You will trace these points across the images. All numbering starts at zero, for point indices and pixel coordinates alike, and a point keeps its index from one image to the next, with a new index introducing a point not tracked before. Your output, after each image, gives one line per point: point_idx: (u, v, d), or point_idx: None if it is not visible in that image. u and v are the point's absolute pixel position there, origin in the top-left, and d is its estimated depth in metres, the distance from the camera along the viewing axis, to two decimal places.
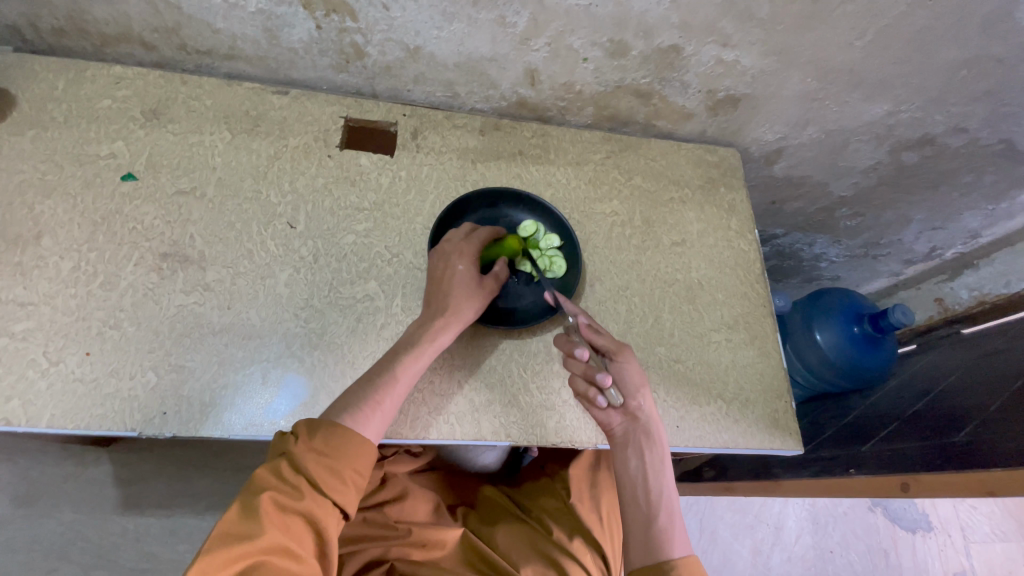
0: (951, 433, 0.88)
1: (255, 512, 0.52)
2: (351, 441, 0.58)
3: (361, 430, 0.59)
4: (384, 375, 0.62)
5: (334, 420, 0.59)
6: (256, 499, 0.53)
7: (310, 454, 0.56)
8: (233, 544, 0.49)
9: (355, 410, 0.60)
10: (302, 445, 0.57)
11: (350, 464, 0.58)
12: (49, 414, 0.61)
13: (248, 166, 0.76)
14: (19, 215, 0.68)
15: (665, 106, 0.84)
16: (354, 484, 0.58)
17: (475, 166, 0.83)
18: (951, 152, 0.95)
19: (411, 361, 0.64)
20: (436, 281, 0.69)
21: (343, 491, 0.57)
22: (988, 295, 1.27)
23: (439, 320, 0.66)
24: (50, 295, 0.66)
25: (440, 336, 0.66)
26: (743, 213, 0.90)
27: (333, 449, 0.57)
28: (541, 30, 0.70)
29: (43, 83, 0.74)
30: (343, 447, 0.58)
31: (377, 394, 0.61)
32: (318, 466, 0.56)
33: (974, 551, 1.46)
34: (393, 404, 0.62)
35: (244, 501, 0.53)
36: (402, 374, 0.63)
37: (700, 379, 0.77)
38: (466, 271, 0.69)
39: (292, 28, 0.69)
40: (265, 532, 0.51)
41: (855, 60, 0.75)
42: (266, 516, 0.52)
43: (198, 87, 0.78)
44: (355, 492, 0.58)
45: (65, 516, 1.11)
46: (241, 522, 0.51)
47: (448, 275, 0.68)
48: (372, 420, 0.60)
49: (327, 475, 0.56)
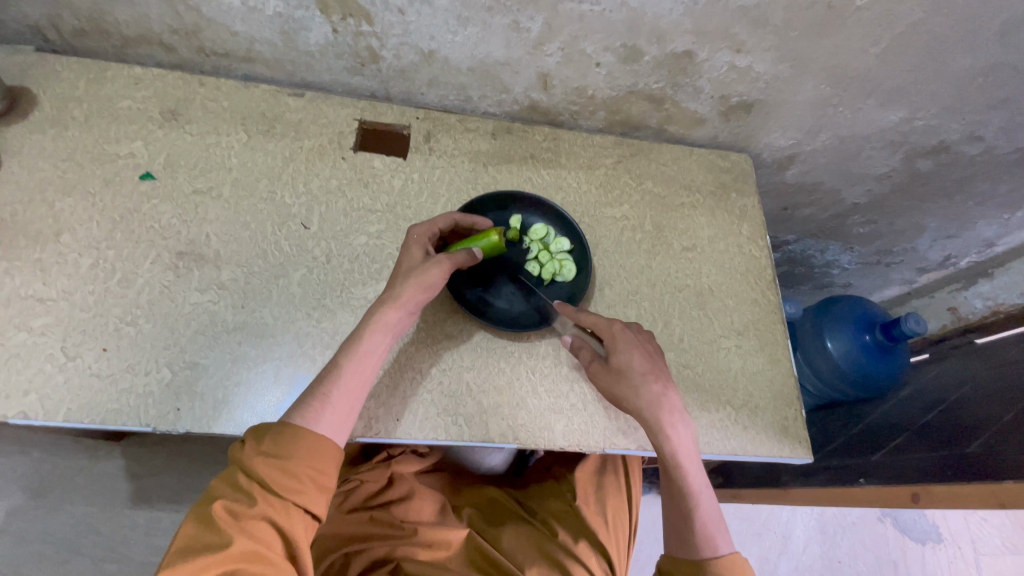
0: (964, 444, 0.87)
1: (207, 522, 0.52)
2: (299, 438, 0.57)
3: (311, 425, 0.58)
4: (330, 366, 0.62)
5: (284, 419, 0.59)
6: (207, 511, 0.53)
7: (258, 457, 0.55)
8: (184, 557, 0.49)
9: (303, 404, 0.59)
10: (251, 451, 0.56)
11: (303, 463, 0.56)
12: (65, 409, 0.62)
13: (264, 167, 0.77)
14: (39, 212, 0.70)
15: (677, 112, 0.85)
16: (312, 482, 0.56)
17: (487, 169, 0.83)
18: (967, 160, 0.94)
19: (353, 347, 0.63)
20: (394, 267, 0.69)
21: (300, 491, 0.55)
22: (1002, 304, 1.26)
23: (381, 303, 0.65)
24: (69, 291, 0.67)
25: (383, 318, 0.64)
26: (755, 219, 0.90)
27: (282, 449, 0.56)
28: (554, 35, 0.70)
29: (65, 83, 0.75)
30: (294, 445, 0.56)
31: (323, 387, 0.60)
32: (268, 469, 0.55)
33: (984, 563, 1.44)
34: (340, 397, 0.60)
35: (198, 514, 0.53)
36: (346, 361, 0.62)
37: (710, 385, 0.77)
38: (417, 253, 0.68)
39: (310, 31, 0.70)
40: (218, 540, 0.50)
41: (870, 66, 0.75)
42: (219, 525, 0.51)
43: (215, 88, 0.79)
44: (315, 490, 0.56)
45: (78, 509, 1.13)
46: (198, 532, 0.51)
47: (402, 258, 0.68)
48: (318, 413, 0.59)
49: (280, 477, 0.55)
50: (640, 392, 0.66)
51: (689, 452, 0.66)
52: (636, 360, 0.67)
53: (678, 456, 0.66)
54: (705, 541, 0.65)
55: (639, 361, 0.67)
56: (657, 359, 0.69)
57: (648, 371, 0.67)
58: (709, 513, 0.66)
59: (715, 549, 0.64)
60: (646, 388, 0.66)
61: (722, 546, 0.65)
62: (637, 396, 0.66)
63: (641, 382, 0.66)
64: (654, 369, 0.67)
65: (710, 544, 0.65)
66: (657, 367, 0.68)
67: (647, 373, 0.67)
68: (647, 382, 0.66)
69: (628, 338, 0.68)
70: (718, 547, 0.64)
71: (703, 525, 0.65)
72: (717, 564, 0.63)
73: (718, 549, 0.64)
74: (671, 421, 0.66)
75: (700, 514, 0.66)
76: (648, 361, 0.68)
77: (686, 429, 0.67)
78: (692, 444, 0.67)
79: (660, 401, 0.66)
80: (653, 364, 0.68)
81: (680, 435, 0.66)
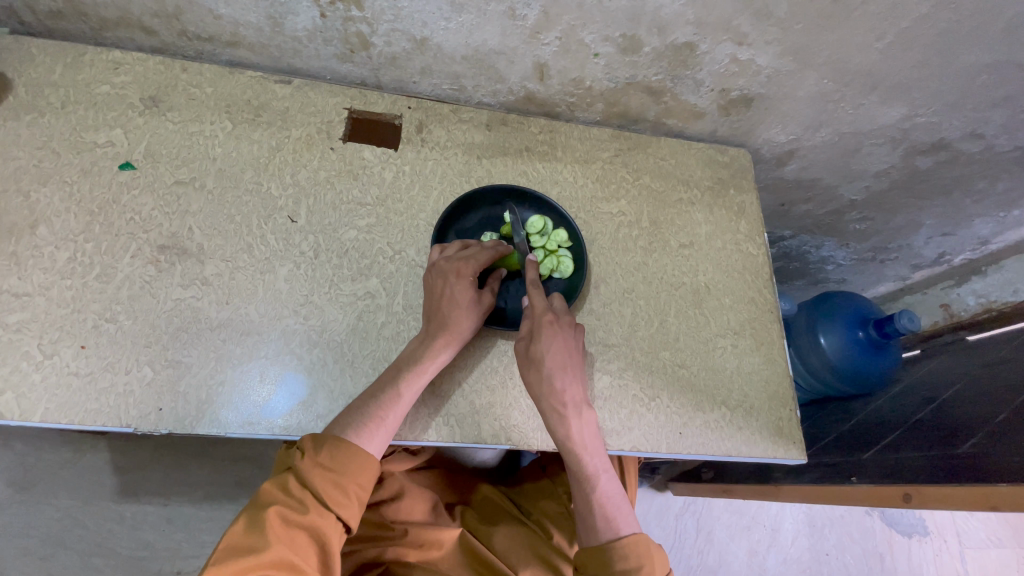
0: (955, 444, 0.87)
1: (260, 525, 0.53)
2: (354, 455, 0.59)
3: (364, 445, 0.60)
4: (386, 391, 0.62)
5: (338, 434, 0.60)
6: (263, 514, 0.54)
7: (316, 470, 0.58)
8: (240, 558, 0.51)
9: (359, 424, 0.60)
10: (309, 460, 0.58)
11: (354, 480, 0.59)
12: (42, 408, 0.60)
13: (249, 157, 0.74)
14: (14, 203, 0.67)
15: (676, 105, 0.83)
16: (357, 499, 0.60)
17: (480, 162, 0.81)
18: (966, 157, 0.93)
19: (413, 378, 0.63)
20: (436, 300, 0.67)
21: (347, 506, 0.59)
22: (994, 303, 1.27)
23: (438, 339, 0.65)
24: (45, 285, 0.64)
25: (443, 353, 0.65)
26: (753, 216, 0.88)
27: (339, 464, 0.59)
28: (552, 24, 0.68)
29: (40, 67, 0.72)
30: (349, 462, 0.59)
31: (380, 411, 0.61)
32: (324, 481, 0.58)
33: (968, 556, 1.47)
34: (395, 421, 0.62)
35: (250, 515, 0.55)
36: (404, 390, 0.62)
37: (705, 384, 0.76)
38: (464, 286, 0.67)
39: (297, 16, 0.67)
40: (265, 545, 0.52)
41: (873, 61, 0.73)
42: (269, 531, 0.53)
43: (199, 74, 0.76)
44: (357, 506, 0.59)
45: (63, 503, 1.11)
46: (247, 535, 0.53)
47: (448, 294, 0.66)
48: (375, 436, 0.60)
49: (333, 490, 0.58)
50: (546, 386, 0.64)
51: (589, 442, 0.65)
52: (548, 352, 0.64)
53: (576, 447, 0.64)
54: (606, 524, 0.65)
55: (552, 356, 0.64)
56: (573, 353, 0.66)
57: (558, 365, 0.64)
58: (609, 498, 0.66)
59: (615, 531, 0.65)
60: (552, 381, 0.63)
61: (624, 528, 0.66)
62: (543, 389, 0.64)
63: (546, 374, 0.63)
64: (565, 367, 0.64)
65: (611, 528, 0.65)
66: (573, 362, 0.66)
67: (557, 368, 0.64)
68: (553, 377, 0.64)
69: (550, 332, 0.65)
70: (619, 529, 0.65)
71: (603, 511, 0.66)
72: (617, 547, 0.64)
73: (619, 531, 0.65)
74: (570, 412, 0.64)
75: (600, 501, 0.66)
76: (564, 356, 0.65)
77: (588, 421, 0.65)
78: (592, 435, 0.66)
79: (561, 393, 0.64)
80: (566, 357, 0.65)
81: (578, 428, 0.64)
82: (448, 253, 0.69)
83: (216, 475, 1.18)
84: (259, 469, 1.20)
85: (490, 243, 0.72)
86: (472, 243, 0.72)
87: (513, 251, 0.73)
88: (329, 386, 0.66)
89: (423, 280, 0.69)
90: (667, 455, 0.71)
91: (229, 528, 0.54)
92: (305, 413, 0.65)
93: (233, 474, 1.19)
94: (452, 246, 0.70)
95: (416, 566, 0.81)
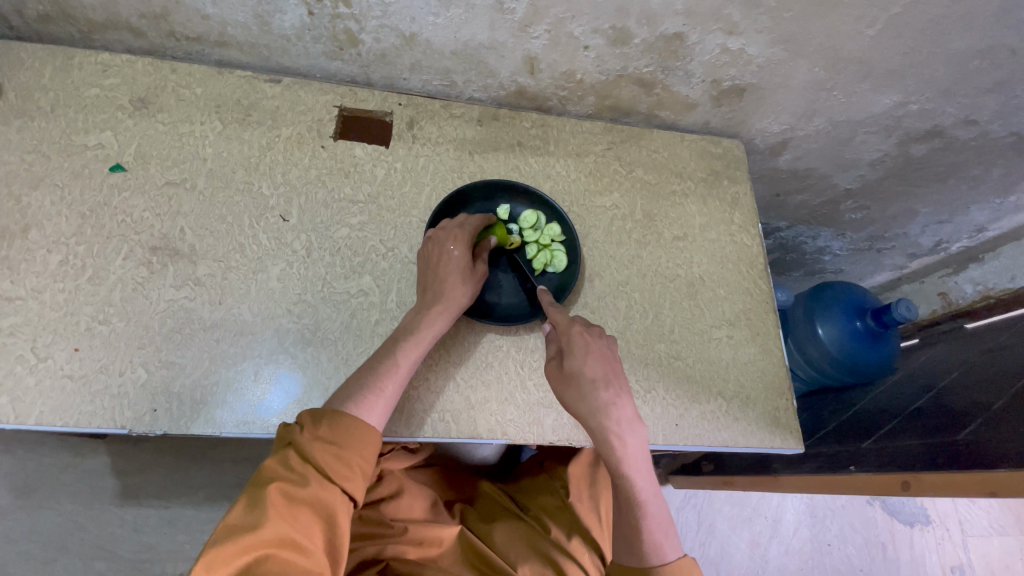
0: (953, 431, 0.87)
1: (261, 502, 0.52)
2: (356, 429, 0.59)
3: (365, 417, 0.60)
4: (385, 361, 0.63)
5: (339, 407, 0.59)
6: (263, 490, 0.53)
7: (317, 444, 0.57)
8: (241, 536, 0.50)
9: (358, 397, 0.60)
10: (309, 435, 0.57)
11: (357, 452, 0.58)
12: (37, 412, 0.60)
13: (240, 157, 0.74)
14: (5, 207, 0.67)
15: (668, 96, 0.82)
16: (361, 470, 0.58)
17: (473, 157, 0.81)
18: (960, 144, 0.92)
19: (410, 348, 0.64)
20: (432, 267, 0.67)
21: (351, 479, 0.57)
22: (992, 290, 1.27)
23: (435, 307, 0.65)
24: (37, 289, 0.64)
25: (438, 322, 0.65)
26: (747, 206, 0.88)
27: (340, 438, 0.58)
28: (540, 17, 0.67)
29: (29, 71, 0.72)
30: (350, 435, 0.58)
31: (380, 380, 0.61)
32: (326, 455, 0.57)
33: (970, 544, 1.47)
34: (395, 392, 0.63)
35: (250, 492, 0.53)
36: (402, 360, 0.63)
37: (700, 376, 0.76)
38: (458, 256, 0.68)
39: (284, 14, 0.67)
40: (266, 522, 0.51)
41: (865, 49, 0.73)
42: (271, 508, 0.52)
43: (188, 75, 0.75)
44: (361, 479, 0.58)
45: (63, 507, 1.12)
46: (247, 513, 0.52)
47: (444, 260, 0.67)
48: (375, 407, 0.61)
49: (335, 464, 0.57)
50: (592, 401, 0.61)
51: (639, 459, 0.63)
52: (589, 364, 0.62)
53: (626, 465, 0.63)
54: (653, 550, 0.64)
55: (592, 367, 0.62)
56: (614, 365, 0.64)
57: (601, 377, 0.62)
58: (657, 520, 0.65)
59: (662, 556, 0.64)
60: (597, 395, 0.61)
61: (671, 553, 0.65)
62: (589, 404, 0.62)
63: (591, 388, 0.62)
64: (608, 380, 0.63)
65: (658, 552, 0.64)
66: (616, 374, 0.64)
67: (601, 380, 0.62)
68: (598, 390, 0.62)
69: (585, 343, 0.64)
70: (666, 554, 0.64)
71: (651, 533, 0.65)
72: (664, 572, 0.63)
73: (665, 556, 0.64)
74: (621, 428, 0.62)
75: (647, 522, 0.65)
76: (605, 367, 0.63)
77: (640, 438, 0.63)
78: (642, 453, 0.63)
79: (609, 407, 0.61)
80: (608, 368, 0.63)
81: (630, 445, 0.62)
82: (444, 223, 0.71)
83: (216, 476, 1.18)
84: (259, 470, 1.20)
85: (482, 215, 0.73)
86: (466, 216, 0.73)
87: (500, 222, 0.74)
88: (323, 384, 0.66)
89: (418, 250, 0.70)
90: (664, 446, 0.71)
91: (230, 506, 0.53)
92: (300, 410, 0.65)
93: (234, 475, 1.19)
94: (449, 219, 0.71)
95: (416, 563, 0.81)
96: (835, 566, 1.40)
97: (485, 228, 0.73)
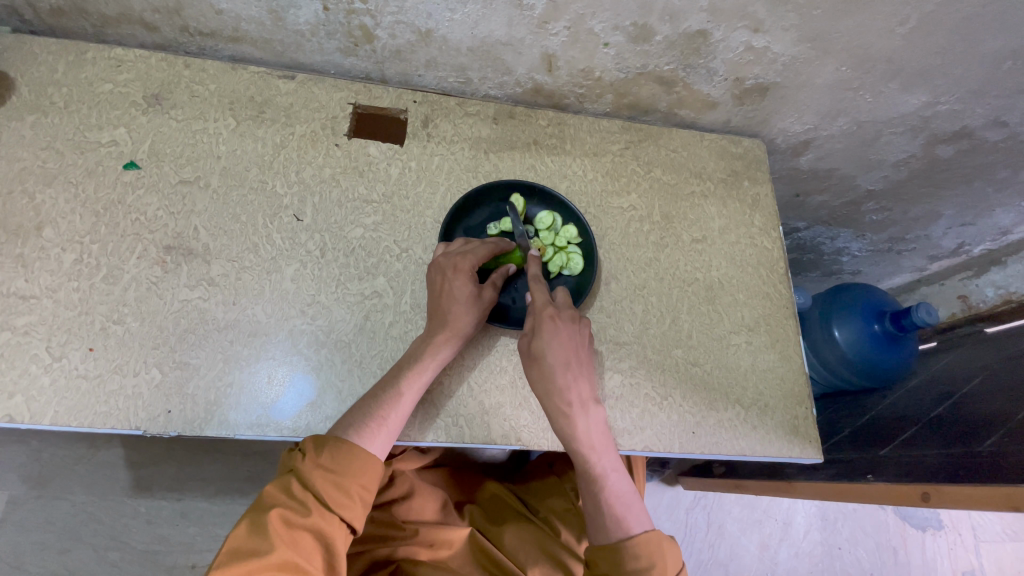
0: (976, 442, 0.85)
1: (263, 527, 0.53)
2: (357, 456, 0.59)
3: (366, 446, 0.60)
4: (387, 390, 0.61)
5: (340, 435, 0.59)
6: (264, 516, 0.54)
7: (318, 471, 0.58)
8: (244, 560, 0.51)
9: (361, 425, 0.60)
10: (310, 462, 0.58)
11: (357, 480, 0.59)
12: (52, 411, 0.60)
13: (254, 155, 0.73)
14: (20, 205, 0.67)
15: (688, 94, 0.80)
16: (360, 499, 0.59)
17: (488, 157, 0.79)
18: (989, 146, 0.90)
19: (414, 376, 0.62)
20: (436, 295, 0.66)
21: (350, 507, 0.58)
22: (1014, 294, 1.24)
23: (438, 336, 0.64)
24: (52, 288, 0.64)
25: (443, 350, 0.64)
26: (767, 208, 0.86)
27: (340, 466, 0.58)
28: (560, 13, 0.66)
29: (42, 66, 0.71)
30: (352, 463, 0.59)
31: (382, 410, 0.60)
32: (325, 483, 0.58)
33: (983, 549, 1.45)
34: (399, 420, 0.61)
35: (252, 517, 0.55)
36: (406, 389, 0.62)
37: (718, 383, 0.74)
38: (463, 285, 0.66)
39: (298, 10, 0.66)
40: (265, 546, 0.52)
41: (894, 48, 0.70)
42: (272, 533, 0.53)
43: (201, 70, 0.74)
44: (361, 507, 0.59)
45: (78, 498, 1.13)
46: (251, 538, 0.53)
47: (447, 289, 0.66)
48: (378, 436, 0.60)
49: (335, 492, 0.58)
50: (549, 384, 0.62)
51: (596, 439, 0.63)
52: (553, 347, 0.62)
53: (584, 446, 0.62)
54: (616, 524, 0.63)
55: (555, 351, 0.62)
56: (580, 348, 0.64)
57: (562, 359, 0.62)
58: (618, 496, 0.64)
59: (627, 530, 0.62)
60: (556, 378, 0.62)
61: (636, 527, 0.63)
62: (547, 386, 0.62)
63: (551, 371, 0.62)
64: (570, 362, 0.63)
65: (622, 528, 0.63)
66: (578, 358, 0.64)
67: (561, 363, 0.62)
68: (557, 375, 0.62)
69: (553, 326, 0.63)
70: (631, 528, 0.63)
71: (613, 510, 0.63)
72: (631, 547, 0.61)
73: (630, 530, 0.63)
74: (575, 409, 0.62)
75: (609, 499, 0.64)
76: (569, 351, 0.63)
77: (596, 419, 0.64)
78: (601, 435, 0.64)
79: (565, 390, 0.62)
80: (571, 353, 0.63)
81: (584, 427, 0.62)
82: (450, 248, 0.69)
83: (228, 469, 1.19)
84: (271, 464, 1.20)
85: (493, 239, 0.71)
86: (477, 238, 0.71)
87: (516, 247, 0.72)
88: (336, 387, 0.66)
89: (425, 276, 0.69)
90: (680, 454, 0.70)
91: (232, 530, 0.54)
92: (314, 413, 0.64)
93: (245, 469, 1.19)
94: (456, 241, 0.70)
95: (427, 564, 0.81)
96: (845, 569, 1.39)
97: (500, 254, 0.72)
